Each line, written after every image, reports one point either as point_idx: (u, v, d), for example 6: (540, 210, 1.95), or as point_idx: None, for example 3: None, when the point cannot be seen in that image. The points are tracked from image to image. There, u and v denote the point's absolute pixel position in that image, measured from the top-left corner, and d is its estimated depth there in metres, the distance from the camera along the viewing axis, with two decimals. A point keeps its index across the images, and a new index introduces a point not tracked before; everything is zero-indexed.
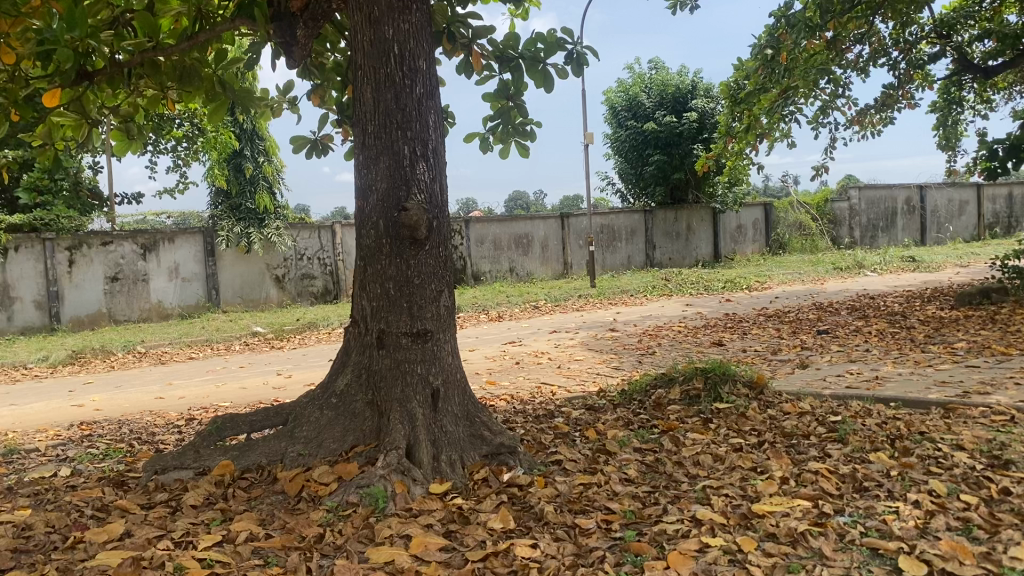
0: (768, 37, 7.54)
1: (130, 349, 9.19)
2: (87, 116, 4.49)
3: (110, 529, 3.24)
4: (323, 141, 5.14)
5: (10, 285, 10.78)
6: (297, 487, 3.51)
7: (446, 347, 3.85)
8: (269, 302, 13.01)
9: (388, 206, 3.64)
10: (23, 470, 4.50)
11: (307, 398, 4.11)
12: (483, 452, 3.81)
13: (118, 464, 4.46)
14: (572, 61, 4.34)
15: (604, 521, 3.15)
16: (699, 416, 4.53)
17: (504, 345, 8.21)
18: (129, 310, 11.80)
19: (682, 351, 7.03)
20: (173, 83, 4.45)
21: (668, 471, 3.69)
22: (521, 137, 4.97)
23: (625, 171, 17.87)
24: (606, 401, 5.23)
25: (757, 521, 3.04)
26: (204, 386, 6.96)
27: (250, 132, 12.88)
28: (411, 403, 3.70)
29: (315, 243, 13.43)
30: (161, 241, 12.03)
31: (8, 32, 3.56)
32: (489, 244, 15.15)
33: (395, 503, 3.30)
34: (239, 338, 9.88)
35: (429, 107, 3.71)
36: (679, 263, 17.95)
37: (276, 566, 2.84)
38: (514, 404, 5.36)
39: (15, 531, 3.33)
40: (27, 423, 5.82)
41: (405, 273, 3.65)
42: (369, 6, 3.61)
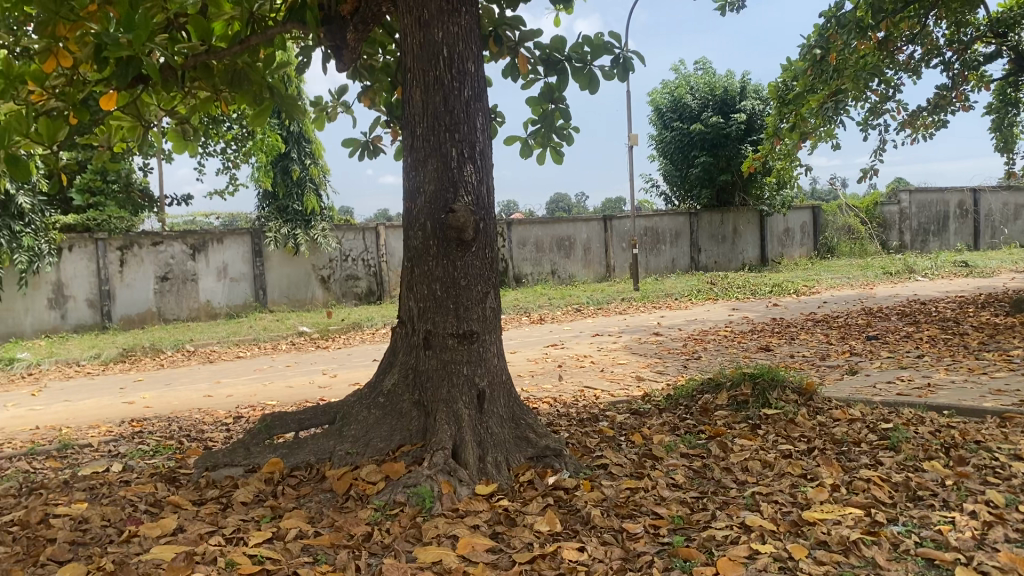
0: (816, 38, 7.53)
1: (179, 347, 9.34)
2: (142, 119, 4.57)
3: (164, 523, 3.29)
4: (374, 143, 5.19)
5: (63, 283, 11.05)
6: (346, 485, 3.54)
7: (492, 349, 3.85)
8: (314, 302, 13.15)
9: (435, 207, 3.65)
10: (76, 465, 4.60)
11: (354, 398, 4.14)
12: (528, 454, 3.80)
13: (169, 461, 4.53)
14: (617, 65, 4.32)
15: (651, 526, 3.12)
16: (747, 422, 4.47)
17: (547, 348, 8.20)
18: (178, 309, 12.00)
19: (729, 356, 6.95)
20: (226, 87, 4.50)
21: (716, 477, 3.65)
22: (560, 140, 4.96)
23: (670, 173, 17.78)
24: (651, 406, 5.20)
25: (808, 528, 2.99)
26: (251, 385, 7.04)
27: (296, 135, 13.00)
28: (457, 403, 3.71)
29: (359, 244, 13.54)
30: (210, 241, 12.22)
31: (66, 38, 3.63)
32: (531, 247, 15.15)
33: (442, 503, 3.30)
34: (285, 337, 9.99)
35: (477, 110, 3.72)
36: (725, 266, 17.78)
37: (325, 564, 2.86)
38: (557, 407, 5.34)
39: (72, 524, 3.40)
40: (80, 420, 5.94)
41: (452, 274, 3.66)
42: (419, 9, 3.63)
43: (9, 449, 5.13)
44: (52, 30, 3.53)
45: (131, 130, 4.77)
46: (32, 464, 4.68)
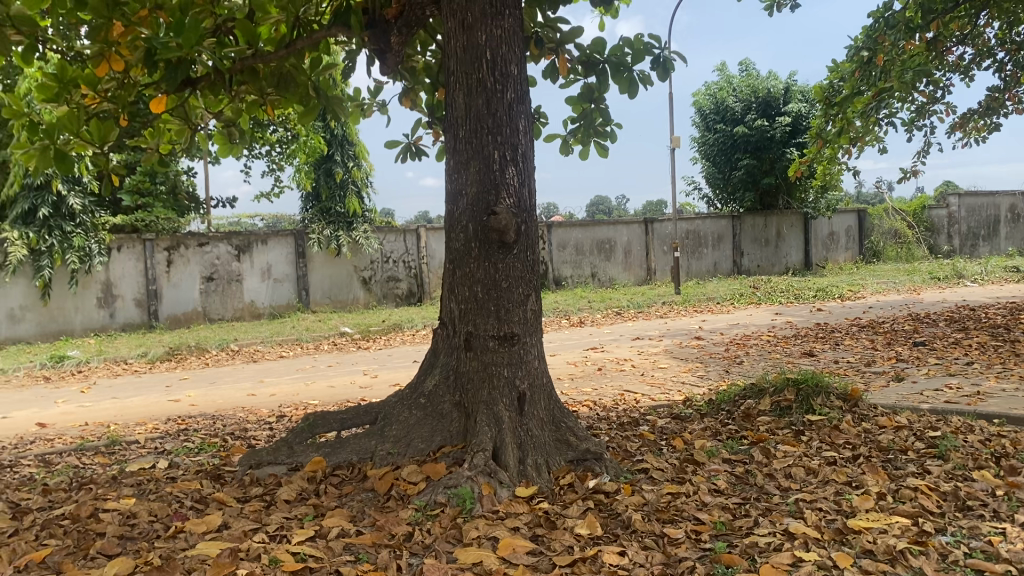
0: (864, 40, 7.44)
1: (224, 347, 9.48)
2: (191, 122, 4.65)
3: (209, 520, 3.34)
4: (416, 144, 5.22)
5: (112, 283, 11.30)
6: (387, 484, 3.57)
7: (533, 352, 3.84)
8: (356, 303, 13.27)
9: (477, 210, 3.66)
10: (124, 461, 4.69)
11: (396, 398, 4.17)
12: (568, 457, 3.79)
13: (214, 458, 4.61)
14: (658, 66, 4.29)
15: (693, 532, 3.10)
16: (791, 428, 4.41)
17: (587, 351, 8.18)
18: (223, 309, 12.18)
19: (772, 361, 6.88)
20: (272, 90, 4.55)
21: (759, 482, 3.61)
22: (600, 138, 4.94)
23: (712, 175, 17.64)
24: (693, 411, 5.16)
25: (853, 537, 2.94)
26: (294, 385, 7.11)
27: (341, 138, 13.09)
28: (497, 405, 3.72)
29: (400, 245, 13.63)
30: (255, 242, 12.40)
31: (118, 43, 3.71)
32: (571, 249, 15.12)
33: (482, 505, 3.30)
34: (327, 338, 10.10)
35: (519, 112, 3.72)
36: (768, 270, 17.58)
37: (368, 563, 2.88)
38: (596, 410, 5.32)
39: (120, 518, 3.47)
40: (127, 417, 6.07)
41: (493, 276, 3.66)
42: (463, 12, 3.65)
43: (60, 444, 5.24)
44: (105, 35, 3.60)
45: (179, 133, 4.85)
46: (82, 460, 4.79)
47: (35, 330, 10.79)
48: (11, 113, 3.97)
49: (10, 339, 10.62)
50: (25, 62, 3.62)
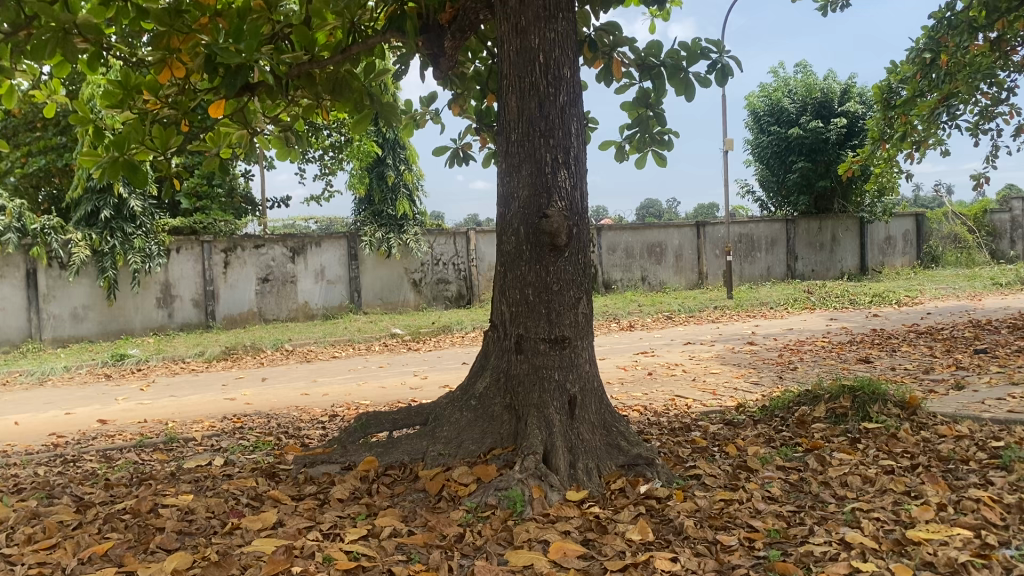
0: (925, 42, 7.24)
1: (279, 347, 9.64)
2: (248, 126, 4.74)
3: (264, 517, 3.40)
4: (463, 150, 5.25)
5: (172, 283, 11.57)
6: (438, 485, 3.59)
7: (584, 355, 3.83)
8: (406, 304, 13.39)
9: (529, 213, 3.66)
10: (181, 458, 4.80)
11: (448, 399, 4.20)
12: (619, 462, 3.77)
13: (268, 456, 4.68)
14: (715, 71, 4.25)
15: (746, 539, 3.05)
16: (846, 435, 4.33)
17: (637, 355, 8.13)
18: (278, 309, 12.38)
19: (827, 368, 6.76)
20: (327, 95, 4.60)
21: (814, 491, 3.55)
22: (657, 145, 4.91)
23: (766, 179, 17.41)
24: (746, 417, 5.10)
25: (913, 548, 2.87)
26: (346, 385, 7.18)
27: (392, 142, 13.18)
28: (548, 408, 3.71)
29: (450, 248, 13.71)
30: (309, 244, 12.59)
31: (179, 50, 3.78)
32: (621, 252, 15.07)
33: (533, 508, 3.30)
34: (378, 338, 10.21)
35: (572, 115, 3.72)
36: (823, 275, 17.27)
37: (419, 563, 2.90)
38: (647, 415, 5.29)
39: (179, 514, 3.55)
40: (186, 414, 6.20)
41: (544, 279, 3.66)
42: (516, 16, 3.66)
43: (120, 440, 5.38)
44: (167, 43, 3.68)
45: (239, 138, 4.95)
46: (141, 456, 4.91)
47: (96, 329, 11.08)
48: (79, 120, 4.09)
49: (73, 338, 10.92)
50: (92, 68, 3.72)
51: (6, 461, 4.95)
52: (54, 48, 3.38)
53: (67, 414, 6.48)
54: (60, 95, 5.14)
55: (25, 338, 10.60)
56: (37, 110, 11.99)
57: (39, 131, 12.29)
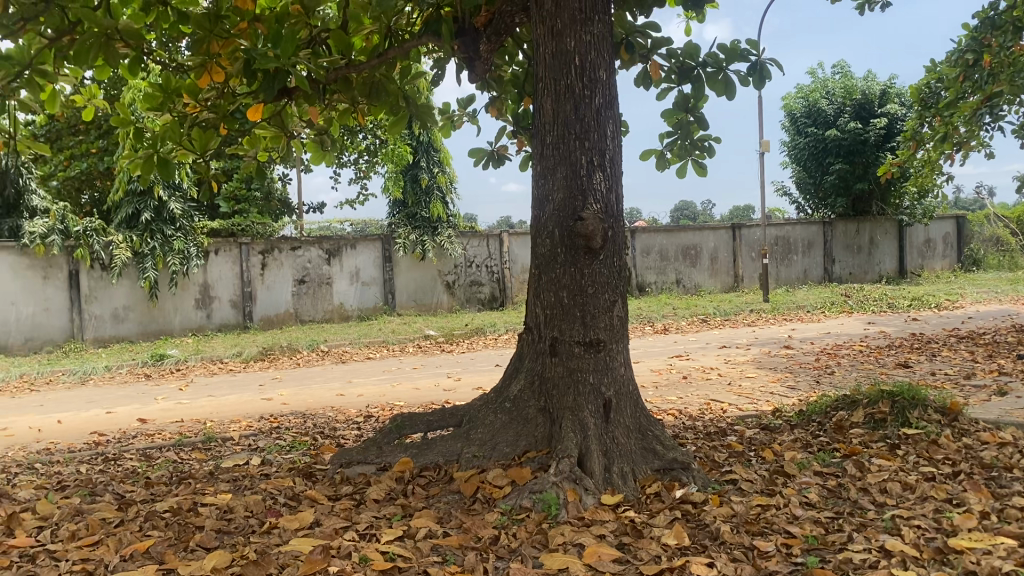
0: (968, 42, 7.12)
1: (314, 347, 9.74)
2: (285, 130, 4.78)
3: (302, 516, 3.43)
4: (499, 152, 5.27)
5: (210, 285, 11.73)
6: (472, 487, 3.60)
7: (619, 358, 3.82)
8: (439, 306, 13.44)
9: (564, 215, 3.65)
10: (219, 457, 4.86)
11: (482, 401, 4.22)
12: (654, 466, 3.75)
13: (304, 456, 4.72)
14: (754, 73, 4.22)
15: (784, 545, 3.02)
16: (885, 441, 4.26)
17: (672, 359, 8.08)
18: (314, 310, 12.50)
19: (865, 372, 6.68)
20: (363, 98, 4.63)
21: (853, 497, 3.51)
22: (698, 152, 4.89)
23: (803, 181, 17.23)
24: (783, 422, 5.05)
25: (955, 557, 2.81)
26: (381, 386, 7.24)
27: (426, 145, 13.24)
28: (583, 412, 3.71)
29: (483, 250, 13.75)
30: (344, 247, 12.70)
31: (218, 54, 3.82)
32: (655, 255, 15.01)
33: (568, 511, 3.30)
34: (411, 340, 10.26)
35: (608, 117, 3.70)
36: (861, 278, 17.04)
37: (455, 565, 2.91)
38: (681, 419, 5.26)
39: (218, 513, 3.60)
40: (224, 413, 6.29)
41: (579, 281, 3.66)
42: (552, 19, 3.66)
43: (160, 439, 5.47)
44: (207, 48, 3.74)
45: (276, 141, 5.01)
46: (180, 455, 4.99)
47: (136, 329, 11.27)
48: (121, 123, 4.17)
49: (113, 338, 11.12)
50: (132, 73, 3.79)
51: (50, 459, 5.07)
52: (98, 53, 3.42)
53: (108, 412, 6.60)
54: (101, 99, 5.24)
55: (67, 338, 10.81)
56: (79, 115, 12.27)
57: (81, 135, 12.60)
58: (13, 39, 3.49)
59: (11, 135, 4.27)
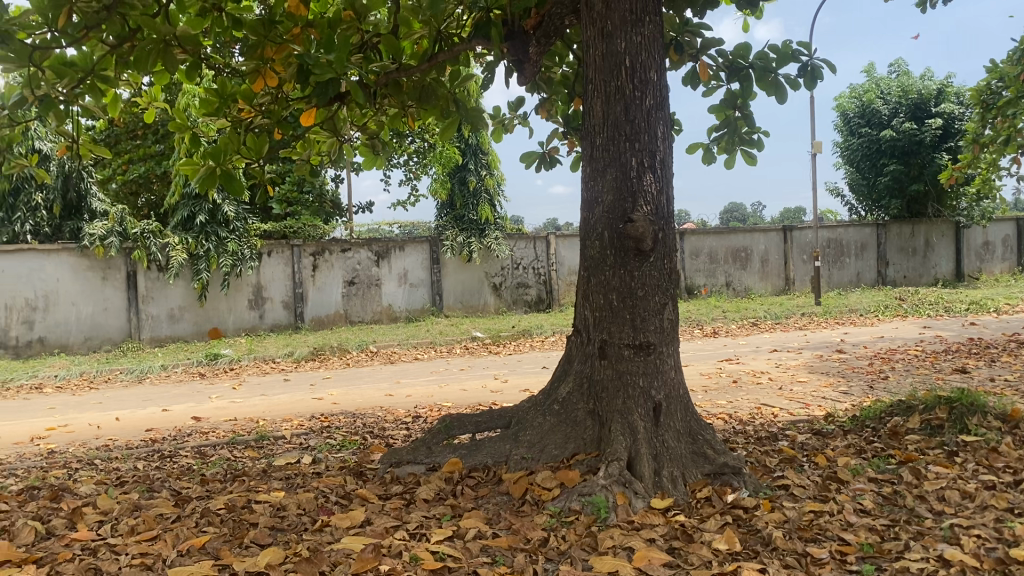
0: None
1: (364, 348, 9.85)
2: (338, 134, 4.83)
3: (353, 515, 3.47)
4: (550, 154, 5.27)
5: (263, 285, 11.93)
6: (521, 488, 3.62)
7: (670, 362, 3.79)
8: (486, 308, 13.48)
9: (613, 217, 3.64)
10: (272, 455, 4.95)
11: (531, 402, 4.24)
12: (705, 471, 3.71)
13: (355, 456, 4.78)
14: (805, 73, 4.17)
15: (838, 552, 2.98)
16: (942, 448, 4.16)
17: (721, 362, 8.01)
18: (363, 311, 12.64)
19: (920, 377, 6.54)
20: (413, 101, 4.66)
21: (909, 504, 3.43)
22: (746, 146, 4.84)
23: (856, 182, 16.92)
24: (836, 427, 4.97)
25: (1017, 568, 2.73)
26: (429, 386, 7.32)
27: (474, 147, 13.28)
28: (632, 415, 3.69)
29: (530, 252, 13.77)
30: (393, 249, 12.82)
31: (273, 60, 3.87)
32: (705, 257, 14.90)
33: (617, 515, 3.28)
34: (459, 342, 10.33)
35: (658, 118, 3.68)
36: (916, 281, 16.67)
37: (504, 566, 2.92)
38: (732, 423, 5.21)
39: (272, 510, 3.66)
40: (275, 412, 6.40)
41: (629, 284, 3.64)
42: (603, 21, 3.66)
43: (213, 437, 5.58)
44: (261, 53, 3.78)
45: (328, 145, 5.07)
46: (233, 453, 5.08)
47: (191, 329, 11.50)
48: (178, 127, 4.26)
49: (169, 338, 11.36)
50: (189, 79, 3.88)
51: (108, 455, 5.20)
52: (157, 57, 3.51)
53: (164, 411, 6.74)
54: (160, 103, 5.36)
55: (125, 337, 11.08)
56: (137, 120, 12.60)
57: (138, 139, 13.01)
58: (76, 48, 3.59)
59: (75, 139, 4.40)
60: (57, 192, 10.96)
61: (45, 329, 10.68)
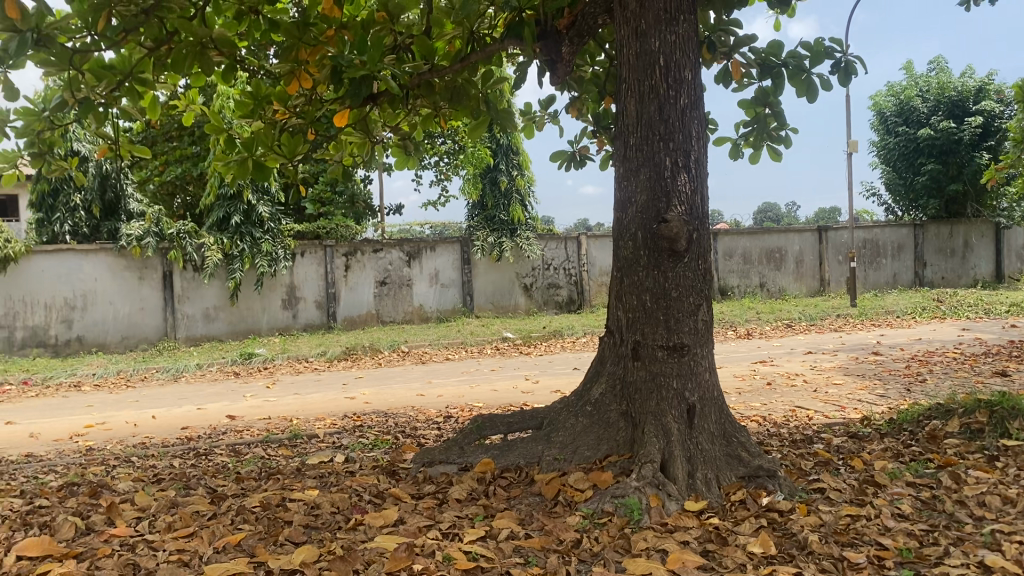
0: None
1: (395, 348, 9.89)
2: (370, 135, 4.86)
3: (386, 514, 3.48)
4: (580, 153, 5.26)
5: (297, 285, 12.03)
6: (554, 489, 3.61)
7: (704, 363, 3.76)
8: (517, 308, 13.48)
9: (647, 218, 3.62)
10: (305, 454, 4.99)
11: (563, 404, 4.23)
12: (740, 473, 3.67)
13: (387, 455, 4.80)
14: (838, 70, 4.12)
15: (876, 557, 2.93)
16: (983, 452, 4.08)
17: (755, 364, 7.93)
18: (395, 311, 12.70)
19: (959, 380, 6.43)
20: (445, 103, 4.67)
21: (948, 509, 3.37)
22: (775, 142, 4.80)
23: (892, 181, 16.69)
24: (872, 430, 4.90)
25: None
26: (460, 386, 7.34)
27: (505, 148, 13.29)
28: (665, 417, 3.67)
29: (561, 252, 13.75)
30: (424, 249, 12.87)
31: (307, 62, 3.88)
32: (738, 257, 14.79)
33: (650, 517, 3.26)
34: (490, 342, 10.36)
35: (693, 118, 3.65)
36: (954, 282, 16.38)
37: (537, 566, 2.92)
38: (766, 426, 5.16)
39: (306, 508, 3.69)
40: (308, 412, 6.44)
41: (663, 284, 3.61)
42: (637, 20, 3.65)
43: (248, 436, 5.64)
44: (296, 55, 3.81)
45: (361, 147, 5.10)
46: (268, 451, 5.13)
47: (227, 328, 11.63)
48: (214, 129, 4.30)
49: (205, 337, 11.49)
50: (226, 81, 3.92)
51: (145, 453, 5.26)
52: (193, 60, 3.55)
53: (199, 409, 6.83)
54: (198, 105, 5.43)
55: (161, 337, 11.22)
56: (173, 122, 12.77)
57: (174, 142, 13.01)
58: (115, 51, 3.63)
59: (114, 141, 4.47)
60: (95, 193, 11.18)
61: (84, 328, 10.86)
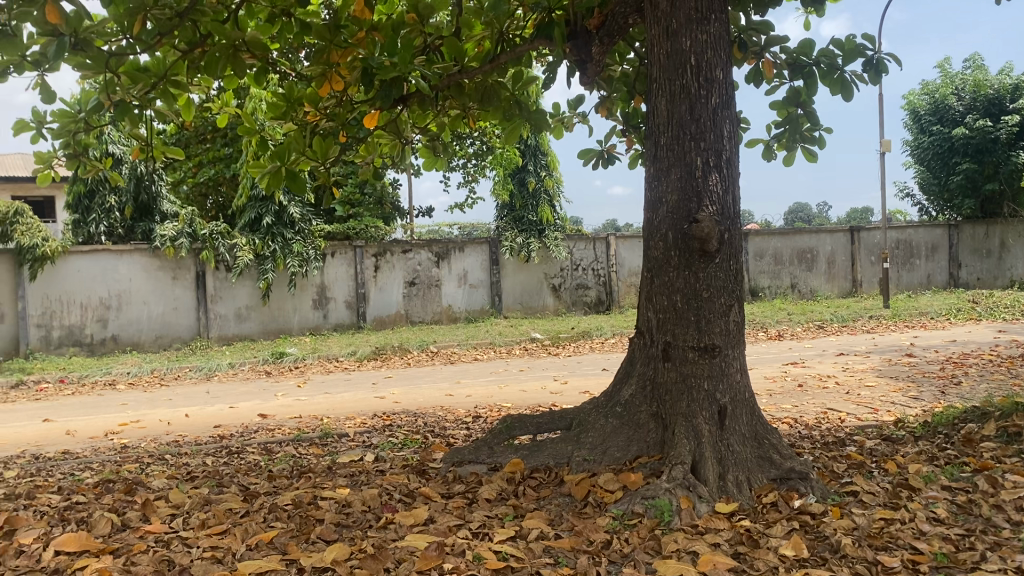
0: None
1: (424, 347, 9.94)
2: (401, 137, 4.88)
3: (416, 513, 3.49)
4: (608, 152, 5.25)
5: (327, 286, 12.13)
6: (584, 490, 3.61)
7: (735, 364, 3.73)
8: (546, 309, 13.47)
9: (678, 218, 3.60)
10: (336, 453, 5.02)
11: (593, 405, 4.24)
12: (771, 475, 3.64)
13: (417, 454, 4.83)
14: (870, 68, 4.08)
15: (911, 561, 2.89)
16: (1020, 456, 4.01)
17: (786, 366, 7.86)
18: (423, 312, 12.75)
19: (994, 383, 6.33)
20: (474, 103, 4.69)
21: (985, 514, 3.32)
22: (807, 142, 4.75)
23: (926, 181, 16.49)
24: (906, 433, 4.84)
25: None
26: (488, 387, 7.35)
27: (533, 148, 13.31)
28: (696, 418, 3.65)
29: (590, 253, 13.73)
30: (453, 250, 12.91)
31: (339, 63, 3.90)
32: (769, 258, 14.68)
33: (681, 518, 3.25)
34: (518, 342, 10.38)
35: (724, 117, 3.63)
36: (992, 284, 15.98)
37: (567, 567, 2.92)
38: (797, 428, 5.12)
39: (337, 506, 3.72)
40: (339, 411, 6.48)
41: (694, 285, 3.59)
42: (667, 19, 3.64)
43: (279, 434, 5.69)
44: (327, 57, 3.82)
45: (392, 147, 5.14)
46: (299, 450, 5.17)
47: (258, 328, 11.75)
48: (247, 130, 4.36)
49: (236, 337, 11.61)
50: (258, 83, 3.96)
51: (179, 450, 5.34)
52: (226, 63, 3.59)
53: (231, 407, 6.92)
54: (233, 107, 5.50)
55: (194, 336, 11.36)
56: (205, 123, 12.93)
57: (207, 143, 13.18)
58: (150, 54, 3.68)
59: (149, 142, 4.54)
60: (128, 194, 11.35)
61: (118, 327, 11.01)
